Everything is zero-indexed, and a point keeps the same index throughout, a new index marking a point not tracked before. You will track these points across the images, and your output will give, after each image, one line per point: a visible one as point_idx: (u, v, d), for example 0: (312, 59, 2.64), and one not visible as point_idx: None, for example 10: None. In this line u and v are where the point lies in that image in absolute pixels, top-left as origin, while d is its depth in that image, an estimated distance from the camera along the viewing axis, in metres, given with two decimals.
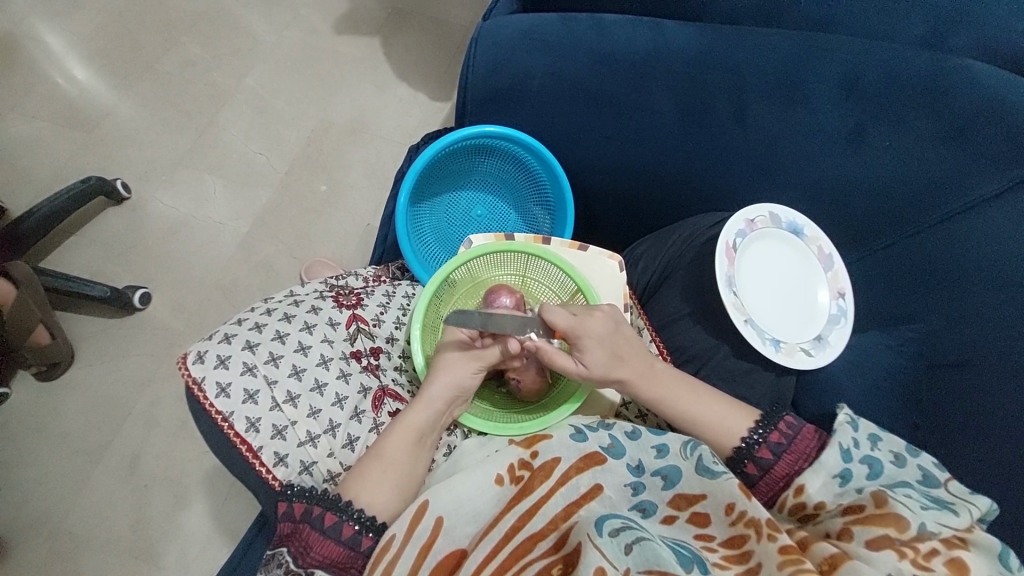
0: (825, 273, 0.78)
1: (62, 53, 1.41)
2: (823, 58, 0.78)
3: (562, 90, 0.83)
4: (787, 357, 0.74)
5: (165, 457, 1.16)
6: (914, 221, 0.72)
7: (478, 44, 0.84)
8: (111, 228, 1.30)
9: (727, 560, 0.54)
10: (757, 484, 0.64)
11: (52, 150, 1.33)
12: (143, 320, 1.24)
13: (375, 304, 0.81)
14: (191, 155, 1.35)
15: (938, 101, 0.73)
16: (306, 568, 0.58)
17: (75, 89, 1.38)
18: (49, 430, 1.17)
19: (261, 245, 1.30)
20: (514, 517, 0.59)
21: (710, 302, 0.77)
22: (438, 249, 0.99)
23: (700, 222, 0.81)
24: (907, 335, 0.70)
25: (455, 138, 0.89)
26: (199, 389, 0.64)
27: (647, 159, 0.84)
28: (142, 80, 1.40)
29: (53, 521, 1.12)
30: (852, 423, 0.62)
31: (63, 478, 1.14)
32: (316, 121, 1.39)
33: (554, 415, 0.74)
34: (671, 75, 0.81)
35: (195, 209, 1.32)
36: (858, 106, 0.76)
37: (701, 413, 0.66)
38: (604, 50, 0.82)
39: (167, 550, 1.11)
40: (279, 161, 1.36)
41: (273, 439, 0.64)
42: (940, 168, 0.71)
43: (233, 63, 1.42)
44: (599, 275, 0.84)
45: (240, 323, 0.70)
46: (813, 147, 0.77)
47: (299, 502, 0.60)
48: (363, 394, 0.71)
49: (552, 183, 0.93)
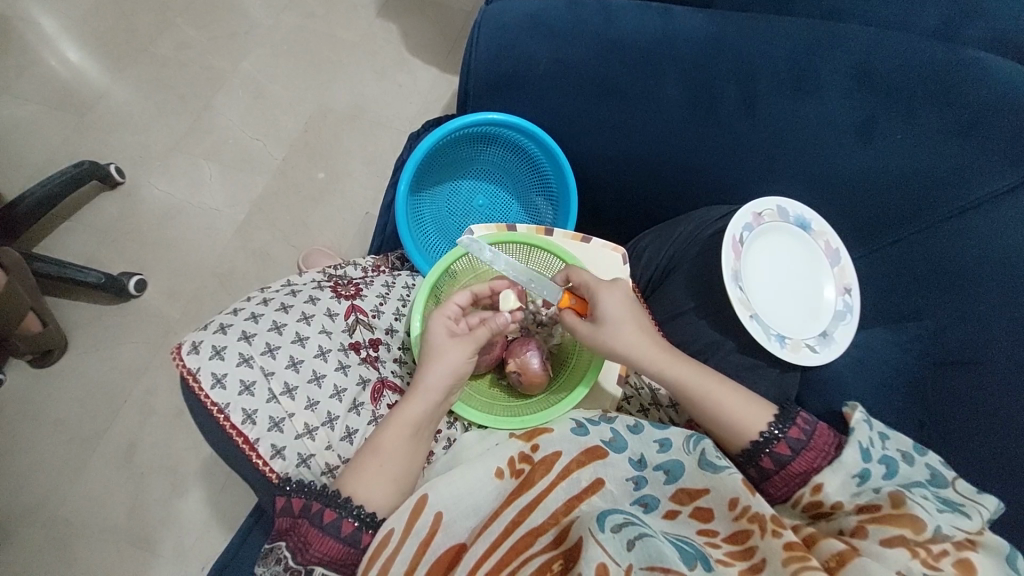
0: (832, 269, 0.77)
1: (55, 35, 1.39)
2: (834, 47, 0.76)
3: (567, 77, 0.82)
4: (792, 353, 0.73)
5: (160, 445, 1.15)
6: (926, 216, 0.71)
7: (481, 28, 0.81)
8: (106, 213, 1.28)
9: (730, 556, 0.53)
10: (771, 478, 0.62)
11: (45, 134, 1.31)
12: (138, 306, 1.23)
13: (374, 295, 0.80)
14: (187, 140, 1.33)
15: (950, 94, 0.72)
16: (305, 565, 0.57)
17: (68, 71, 1.36)
18: (44, 417, 1.16)
19: (258, 232, 1.28)
20: (514, 510, 0.58)
21: (714, 296, 0.76)
22: (438, 239, 0.97)
23: (706, 215, 0.80)
24: (913, 332, 0.68)
25: (456, 125, 0.87)
26: (194, 380, 0.63)
27: (653, 149, 0.82)
28: (137, 63, 1.37)
29: (49, 508, 1.11)
30: (867, 421, 0.61)
31: (58, 466, 1.13)
32: (315, 106, 1.37)
33: (555, 410, 0.73)
34: (679, 63, 0.79)
35: (191, 195, 1.30)
36: (869, 98, 0.74)
37: (703, 409, 0.65)
38: (610, 36, 0.80)
39: (164, 538, 1.11)
40: (277, 147, 1.34)
41: (270, 431, 0.63)
42: (950, 162, 0.70)
43: (230, 46, 1.40)
44: (600, 267, 0.83)
45: (235, 313, 0.68)
46: (822, 139, 0.76)
47: (299, 497, 0.60)
48: (361, 385, 0.70)
49: (555, 172, 0.91)
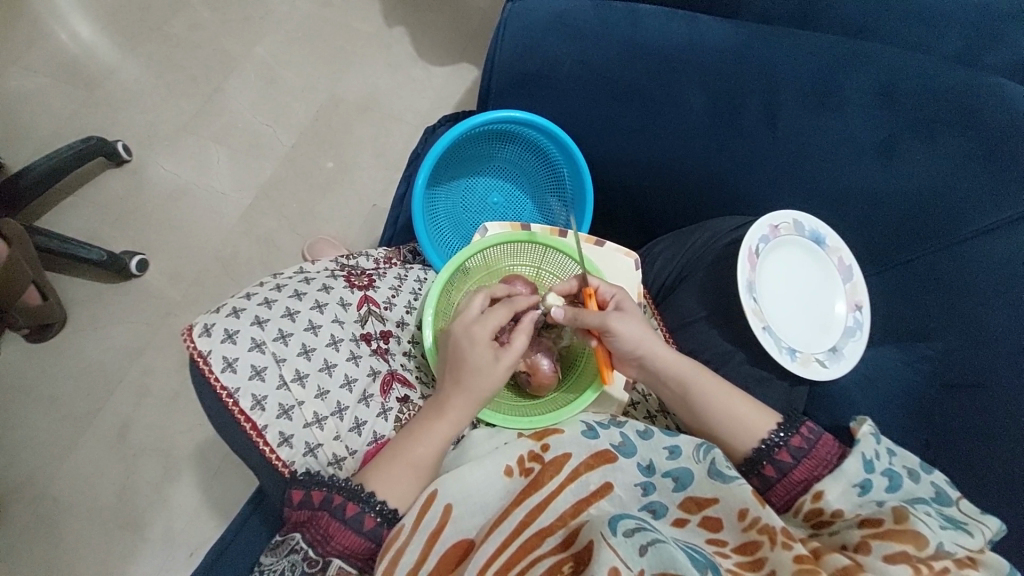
0: (844, 285, 0.78)
1: (67, 7, 1.37)
2: (858, 66, 0.77)
3: (590, 80, 0.82)
4: (803, 367, 0.73)
5: (155, 427, 1.14)
6: (938, 238, 0.71)
7: (507, 28, 0.82)
8: (111, 190, 1.27)
9: (739, 567, 0.54)
10: (773, 487, 0.63)
11: (53, 107, 1.30)
12: (139, 286, 1.21)
13: (386, 287, 0.79)
14: (196, 121, 1.32)
15: (969, 118, 0.73)
16: (324, 557, 0.58)
17: (78, 45, 1.34)
18: (38, 392, 1.14)
19: (264, 218, 1.27)
20: (524, 511, 0.57)
21: (727, 305, 0.76)
22: (450, 236, 0.96)
23: (723, 224, 0.80)
24: (923, 352, 0.69)
25: (477, 122, 0.87)
26: (205, 363, 0.63)
27: (672, 156, 0.82)
28: (149, 41, 1.36)
29: (39, 485, 1.10)
30: (875, 435, 0.61)
31: (50, 443, 1.12)
32: (327, 95, 1.36)
33: (566, 411, 0.74)
34: (703, 72, 0.80)
35: (197, 177, 1.29)
36: (889, 118, 0.75)
37: (712, 418, 0.66)
38: (635, 41, 0.81)
39: (154, 522, 1.09)
40: (287, 134, 1.33)
41: (279, 418, 0.63)
42: (965, 183, 0.71)
43: (244, 29, 1.39)
44: (614, 269, 0.83)
45: (249, 297, 0.68)
46: (842, 156, 0.76)
47: (318, 489, 0.59)
48: (372, 377, 0.69)
49: (572, 174, 0.91)
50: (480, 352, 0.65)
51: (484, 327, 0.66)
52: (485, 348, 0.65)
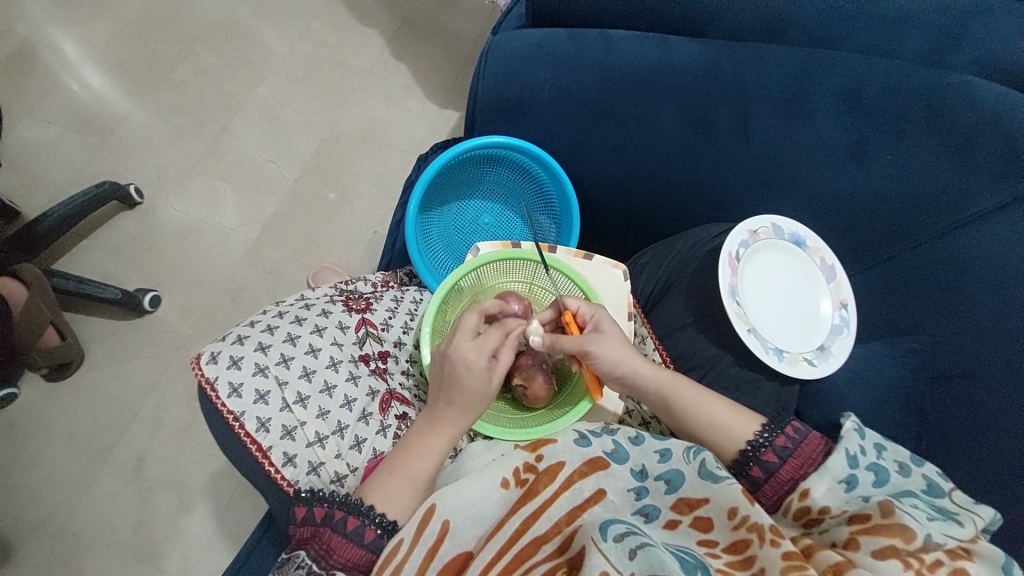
0: (827, 284, 0.79)
1: (78, 60, 1.44)
2: (827, 74, 0.80)
3: (568, 103, 0.86)
4: (790, 366, 0.75)
5: (169, 459, 1.17)
6: (915, 235, 0.73)
7: (488, 59, 0.87)
8: (123, 231, 1.32)
9: (729, 567, 0.55)
10: (762, 488, 0.64)
11: (67, 156, 1.36)
12: (151, 322, 1.26)
13: (384, 309, 0.82)
14: (203, 162, 1.37)
15: (938, 117, 0.75)
16: (328, 570, 0.59)
17: (90, 95, 1.41)
18: (56, 431, 1.18)
19: (268, 251, 1.32)
20: (520, 519, 0.59)
21: (712, 311, 0.78)
22: (445, 257, 1.00)
23: (704, 233, 0.82)
24: (908, 346, 0.70)
25: (465, 149, 0.90)
26: (211, 389, 0.66)
27: (652, 170, 0.85)
28: (157, 88, 1.42)
29: (59, 521, 1.13)
30: (859, 430, 0.63)
31: (69, 479, 1.15)
32: (326, 130, 1.41)
33: (560, 422, 0.76)
34: (678, 88, 0.83)
35: (204, 215, 1.34)
36: (859, 122, 0.78)
37: (698, 421, 0.68)
38: (609, 64, 0.84)
39: (169, 553, 1.12)
40: (290, 169, 1.38)
41: (282, 439, 0.66)
42: (939, 179, 0.73)
43: (246, 72, 1.45)
44: (604, 283, 0.85)
45: (252, 325, 0.71)
46: (816, 161, 0.79)
47: (320, 506, 0.61)
48: (370, 396, 0.72)
49: (559, 193, 0.94)
50: (474, 378, 0.66)
51: (479, 352, 0.67)
52: (479, 373, 0.66)
